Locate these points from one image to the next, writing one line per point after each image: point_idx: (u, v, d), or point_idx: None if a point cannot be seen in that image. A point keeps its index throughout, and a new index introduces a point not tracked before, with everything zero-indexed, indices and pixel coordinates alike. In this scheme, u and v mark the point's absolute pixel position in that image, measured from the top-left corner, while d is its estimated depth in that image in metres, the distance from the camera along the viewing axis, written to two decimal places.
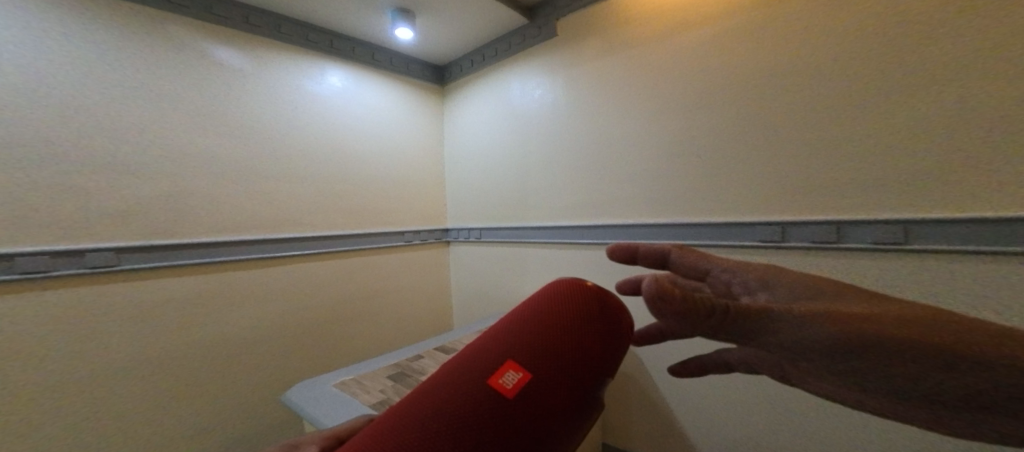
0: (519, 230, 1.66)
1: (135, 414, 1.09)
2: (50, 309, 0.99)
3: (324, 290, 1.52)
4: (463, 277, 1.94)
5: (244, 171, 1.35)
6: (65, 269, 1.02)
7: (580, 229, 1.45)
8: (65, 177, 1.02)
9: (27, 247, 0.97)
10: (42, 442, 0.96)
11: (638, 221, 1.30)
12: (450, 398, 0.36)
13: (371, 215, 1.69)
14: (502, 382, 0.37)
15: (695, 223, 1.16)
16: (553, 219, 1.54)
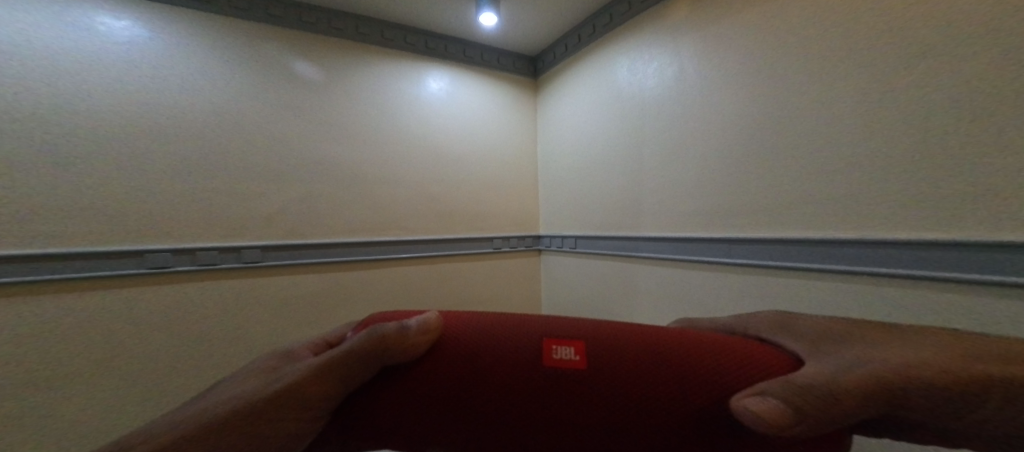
0: (625, 241, 1.41)
1: None
2: (200, 295, 1.18)
3: (417, 294, 1.52)
4: (558, 290, 1.76)
5: (348, 179, 1.41)
6: (228, 262, 1.23)
7: (705, 244, 1.14)
8: (206, 185, 1.20)
9: (204, 243, 1.19)
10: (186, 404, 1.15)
11: (779, 236, 0.97)
12: (499, 342, 0.37)
13: (462, 221, 1.63)
14: (557, 349, 0.36)
15: (818, 241, 0.90)
16: (668, 231, 1.25)
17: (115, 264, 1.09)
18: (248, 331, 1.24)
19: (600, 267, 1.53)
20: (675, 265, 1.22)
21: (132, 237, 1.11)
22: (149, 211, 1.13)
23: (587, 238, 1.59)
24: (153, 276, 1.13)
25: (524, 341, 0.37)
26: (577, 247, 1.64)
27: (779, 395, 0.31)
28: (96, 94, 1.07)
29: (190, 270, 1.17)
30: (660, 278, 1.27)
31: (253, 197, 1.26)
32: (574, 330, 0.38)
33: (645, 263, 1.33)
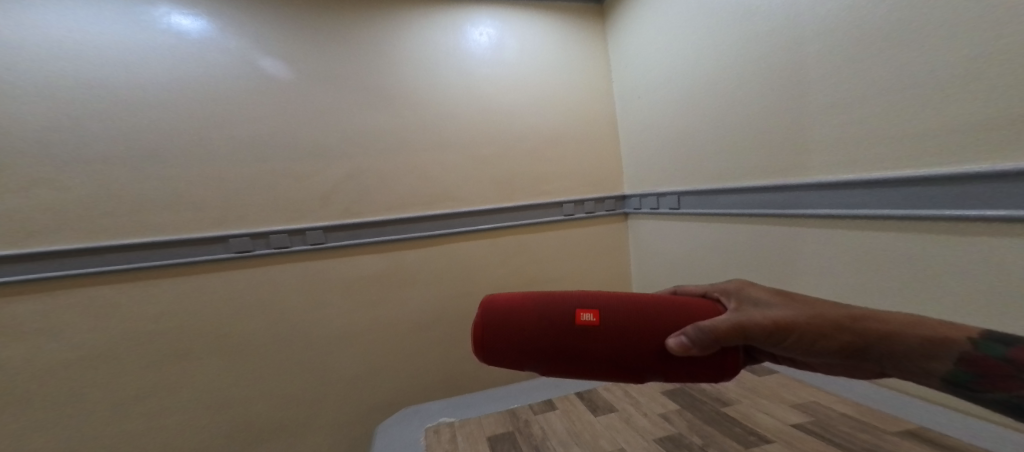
0: (773, 195, 0.96)
1: (326, 376, 1.22)
2: (273, 279, 1.19)
3: (484, 273, 1.33)
4: (654, 264, 1.40)
5: (394, 148, 1.26)
6: (299, 245, 1.21)
7: (952, 190, 0.65)
8: (262, 167, 1.17)
9: (276, 227, 1.19)
10: (270, 383, 1.18)
11: (981, 170, 0.61)
12: (534, 308, 0.34)
13: (527, 186, 1.38)
14: (583, 318, 0.33)
15: (1012, 174, 0.58)
16: (864, 173, 0.77)
17: (207, 249, 1.14)
18: (322, 315, 1.22)
19: (720, 234, 1.13)
20: (875, 227, 0.77)
21: (218, 224, 1.14)
22: (228, 199, 1.15)
23: (703, 198, 1.17)
24: (238, 260, 1.16)
25: (554, 312, 0.34)
26: (680, 207, 1.26)
27: (696, 338, 0.33)
28: (161, 87, 1.09)
29: (268, 254, 1.18)
30: (844, 250, 0.83)
31: (307, 176, 1.21)
32: (604, 297, 0.35)
33: (808, 224, 0.89)
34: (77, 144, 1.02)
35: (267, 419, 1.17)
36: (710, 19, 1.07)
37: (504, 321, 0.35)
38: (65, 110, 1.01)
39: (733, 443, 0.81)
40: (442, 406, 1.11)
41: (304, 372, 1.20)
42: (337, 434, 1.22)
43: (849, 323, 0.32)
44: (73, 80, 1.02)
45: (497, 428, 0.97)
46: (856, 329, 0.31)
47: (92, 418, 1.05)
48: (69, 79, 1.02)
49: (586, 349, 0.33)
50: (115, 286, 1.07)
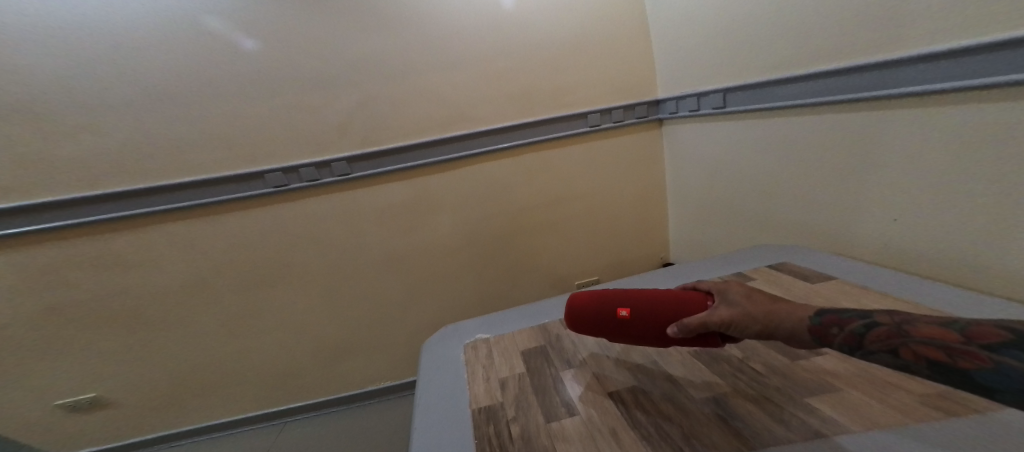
0: (854, 81, 0.76)
1: (375, 297, 1.33)
2: (311, 212, 1.25)
3: (511, 193, 1.30)
4: (694, 175, 1.28)
5: (397, 73, 1.17)
6: (327, 177, 1.23)
7: None
8: (275, 103, 1.15)
9: (303, 160, 1.20)
10: (328, 304, 1.31)
11: None
12: (594, 305, 0.64)
13: (547, 98, 1.24)
14: (622, 313, 0.62)
15: None
16: (991, 37, 0.56)
17: (249, 185, 1.20)
18: (360, 242, 1.28)
19: (774, 138, 0.97)
20: (993, 103, 0.58)
21: (249, 161, 1.18)
22: (253, 136, 1.16)
23: (760, 94, 0.98)
24: (277, 194, 1.22)
25: (606, 308, 0.63)
26: (726, 105, 1.09)
27: (681, 331, 0.56)
28: (151, 29, 1.04)
29: (302, 187, 1.22)
30: (946, 140, 0.65)
31: (318, 107, 1.17)
32: (635, 299, 0.62)
33: (897, 111, 0.71)
34: (101, 101, 1.06)
35: (333, 331, 1.33)
36: None
37: (578, 311, 0.66)
38: (75, 69, 1.02)
39: (778, 357, 0.78)
40: (476, 321, 1.15)
41: (354, 294, 1.32)
42: (394, 342, 1.38)
43: (764, 319, 0.51)
44: (71, 36, 1.01)
45: (530, 343, 1.01)
46: (769, 321, 0.51)
47: (194, 336, 1.26)
48: (66, 32, 1.00)
49: (625, 329, 0.62)
50: (180, 226, 1.18)
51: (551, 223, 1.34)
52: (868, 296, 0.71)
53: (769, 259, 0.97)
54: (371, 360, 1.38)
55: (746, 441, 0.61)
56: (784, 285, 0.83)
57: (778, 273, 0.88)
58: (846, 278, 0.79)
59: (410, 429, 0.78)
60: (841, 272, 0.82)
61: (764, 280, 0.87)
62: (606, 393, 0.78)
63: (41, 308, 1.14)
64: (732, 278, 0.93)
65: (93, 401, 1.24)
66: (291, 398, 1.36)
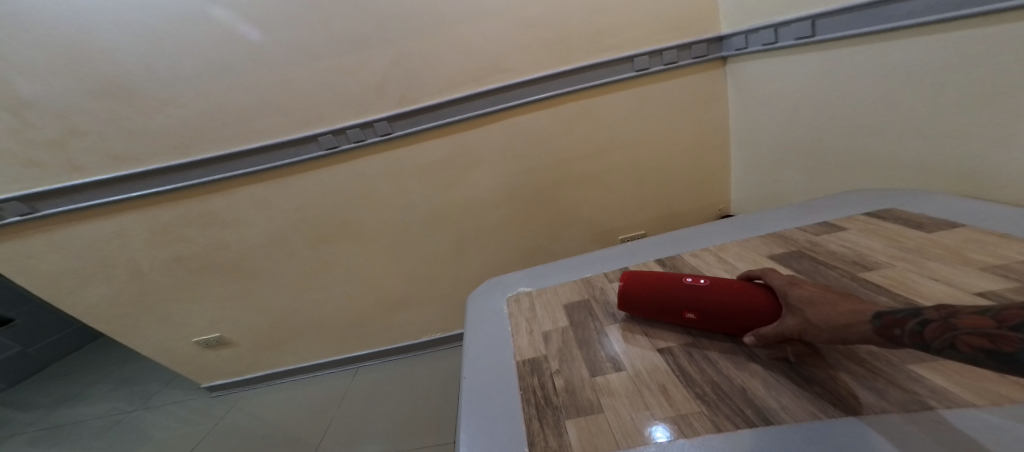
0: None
1: (430, 250, 1.41)
2: (363, 174, 1.31)
3: (555, 143, 1.24)
4: (769, 112, 1.11)
5: (426, 26, 1.10)
6: (372, 137, 1.26)
7: None
8: (316, 70, 1.16)
9: (350, 121, 1.23)
10: (390, 255, 1.42)
11: None
12: (659, 309, 0.79)
13: (592, 38, 1.11)
14: (686, 315, 0.76)
15: None
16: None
17: (305, 149, 1.27)
18: (411, 200, 1.34)
19: (880, 69, 0.81)
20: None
21: (306, 124, 1.23)
22: (306, 99, 1.20)
23: (866, 12, 0.79)
24: (331, 156, 1.28)
25: (672, 311, 0.77)
26: (814, 34, 0.91)
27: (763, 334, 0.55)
28: (192, 18, 1.08)
29: (353, 148, 1.27)
30: None
31: (355, 67, 1.16)
32: (696, 306, 0.74)
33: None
34: (166, 91, 1.15)
35: (403, 277, 1.46)
36: None
37: (647, 309, 0.81)
38: (140, 69, 1.12)
39: None
40: (520, 273, 1.14)
41: (412, 248, 1.41)
42: (458, 288, 1.48)
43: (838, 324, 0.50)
44: (129, 36, 1.09)
45: (574, 296, 0.98)
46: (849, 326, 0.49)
47: (283, 286, 1.46)
48: (123, 34, 1.08)
49: (694, 323, 0.77)
50: (253, 193, 1.32)
51: (606, 171, 1.28)
52: (1012, 245, 0.61)
53: (867, 205, 0.85)
54: (438, 303, 1.51)
55: (814, 406, 0.57)
56: (888, 235, 0.73)
57: (880, 221, 0.78)
58: (980, 222, 0.68)
59: (461, 377, 0.85)
60: (970, 216, 0.70)
61: (860, 230, 0.78)
62: (656, 350, 0.77)
63: (169, 259, 1.38)
64: (817, 228, 0.84)
65: (219, 340, 1.53)
66: (372, 337, 1.56)
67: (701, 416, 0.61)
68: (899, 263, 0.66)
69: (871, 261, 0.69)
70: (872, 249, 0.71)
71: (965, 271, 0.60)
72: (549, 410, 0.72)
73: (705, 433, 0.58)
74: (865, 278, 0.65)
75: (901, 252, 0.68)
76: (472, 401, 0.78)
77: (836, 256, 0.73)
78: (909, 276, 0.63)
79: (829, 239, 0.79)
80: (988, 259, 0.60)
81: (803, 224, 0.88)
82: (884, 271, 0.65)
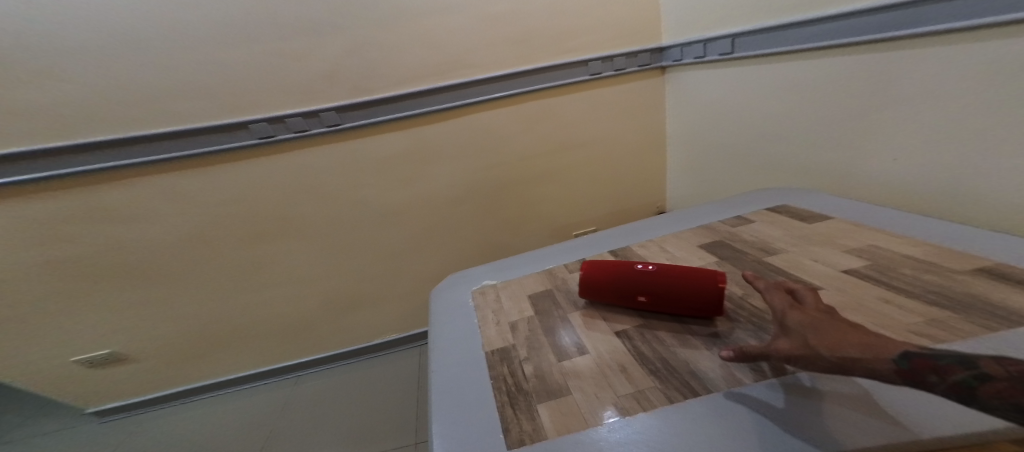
0: (869, 21, 0.75)
1: (378, 248, 1.36)
2: (305, 167, 1.23)
3: (508, 141, 1.29)
4: (699, 118, 1.28)
5: (383, 17, 1.10)
6: (317, 128, 1.19)
7: None
8: (257, 52, 1.09)
9: (289, 109, 1.16)
10: (333, 254, 1.34)
11: None
12: (616, 293, 0.86)
13: (548, 40, 1.20)
14: (640, 298, 0.83)
15: None
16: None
17: (233, 136, 1.16)
18: (359, 195, 1.29)
19: (784, 83, 0.98)
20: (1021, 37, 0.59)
21: (235, 109, 1.13)
22: (240, 81, 1.11)
23: (773, 35, 0.96)
24: (265, 146, 1.18)
25: (627, 294, 0.85)
26: (734, 51, 1.08)
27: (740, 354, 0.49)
28: None
29: (291, 138, 1.19)
30: (966, 79, 0.66)
31: (300, 53, 1.11)
32: (648, 288, 0.82)
33: (917, 47, 0.71)
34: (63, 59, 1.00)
35: (348, 278, 1.39)
36: None
37: (606, 294, 0.88)
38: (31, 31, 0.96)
39: None
40: (484, 267, 1.14)
41: (360, 247, 1.35)
42: (409, 287, 1.44)
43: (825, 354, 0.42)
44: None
45: (537, 287, 1.02)
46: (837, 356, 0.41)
47: (203, 289, 1.30)
48: None
49: (648, 306, 0.83)
50: (171, 183, 1.17)
51: (555, 171, 1.35)
52: (859, 230, 0.78)
53: (772, 200, 1.01)
54: (389, 303, 1.45)
55: (767, 366, 0.59)
56: (784, 225, 0.89)
57: (777, 214, 0.94)
58: (842, 216, 0.84)
59: (429, 369, 0.84)
60: (840, 210, 0.87)
61: (765, 222, 0.93)
62: (614, 335, 0.80)
63: (50, 258, 1.16)
64: (732, 221, 0.98)
65: (112, 355, 1.31)
66: (314, 344, 1.45)
67: (656, 390, 0.63)
68: (792, 248, 0.80)
69: (774, 247, 0.83)
70: (773, 238, 0.86)
71: (836, 252, 0.74)
72: (521, 393, 0.72)
73: (667, 405, 0.59)
74: (766, 262, 0.78)
75: (794, 238, 0.83)
76: (442, 390, 0.77)
77: (748, 244, 0.87)
78: (796, 258, 0.76)
79: (743, 229, 0.93)
80: (852, 244, 0.75)
81: (725, 217, 1.02)
82: (782, 255, 0.79)
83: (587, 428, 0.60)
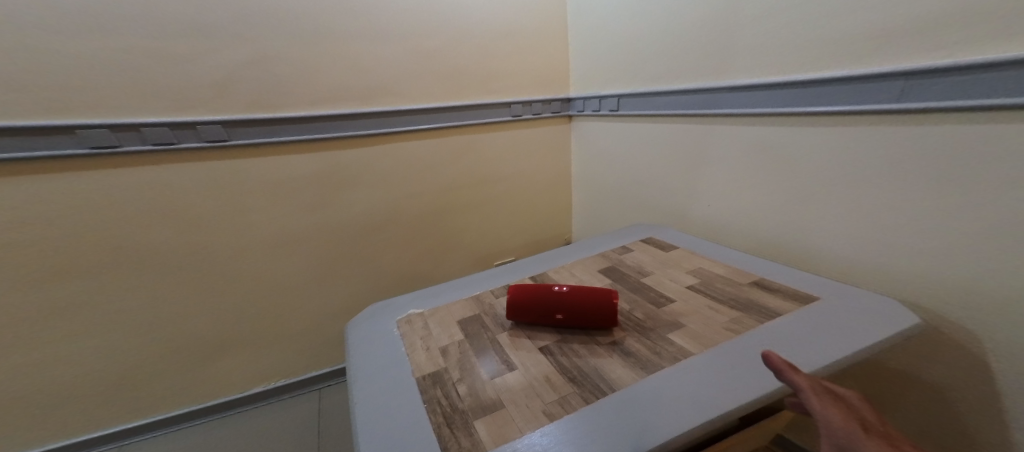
0: (690, 97, 1.16)
1: (243, 279, 1.28)
2: (156, 182, 1.11)
3: (419, 172, 1.41)
4: (597, 160, 1.60)
5: (312, 34, 1.15)
6: (186, 141, 1.11)
7: (847, 89, 0.82)
8: (138, 48, 1.00)
9: (149, 118, 1.06)
10: (181, 286, 1.20)
11: (861, 71, 0.79)
12: (532, 313, 0.80)
13: (473, 83, 1.40)
14: (556, 317, 0.79)
15: (847, 77, 0.81)
16: (759, 76, 0.98)
17: (54, 141, 0.98)
18: (237, 216, 1.22)
19: (654, 132, 1.31)
20: (768, 123, 0.98)
21: (67, 109, 0.98)
22: (112, 81, 1.00)
23: (637, 97, 1.34)
24: (105, 156, 1.04)
25: (543, 314, 0.80)
26: (619, 109, 1.42)
27: None
28: None
29: (144, 150, 1.07)
30: (743, 138, 1.05)
31: (192, 58, 1.06)
32: (565, 305, 0.79)
33: (732, 119, 1.07)
34: None
35: (201, 312, 1.25)
36: None
37: (520, 314, 0.81)
38: None
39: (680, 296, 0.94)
40: (408, 295, 0.99)
41: (224, 276, 1.25)
42: (292, 316, 1.38)
43: None
44: None
45: (467, 310, 0.91)
46: None
47: None
48: None
49: (562, 325, 0.80)
50: None
51: (456, 203, 1.50)
52: (694, 258, 1.05)
53: (650, 230, 1.25)
54: (255, 344, 1.35)
55: (654, 365, 0.70)
56: (652, 252, 1.10)
57: (646, 244, 1.16)
58: (681, 245, 1.12)
59: (350, 402, 0.68)
60: (687, 242, 1.14)
61: (640, 249, 1.13)
62: (541, 349, 0.77)
63: None
64: (618, 248, 1.15)
65: None
66: (145, 396, 1.23)
67: (576, 395, 0.65)
68: (658, 271, 1.00)
69: (646, 269, 1.02)
70: (644, 262, 1.06)
71: (682, 274, 0.98)
72: (457, 414, 0.64)
73: (585, 407, 0.63)
74: (642, 281, 0.96)
75: (659, 262, 1.05)
76: (371, 425, 0.63)
77: (629, 267, 1.04)
78: (660, 279, 0.97)
79: (628, 256, 1.10)
80: (691, 266, 1.01)
81: (618, 243, 1.19)
82: (652, 276, 0.99)
83: (523, 437, 0.59)
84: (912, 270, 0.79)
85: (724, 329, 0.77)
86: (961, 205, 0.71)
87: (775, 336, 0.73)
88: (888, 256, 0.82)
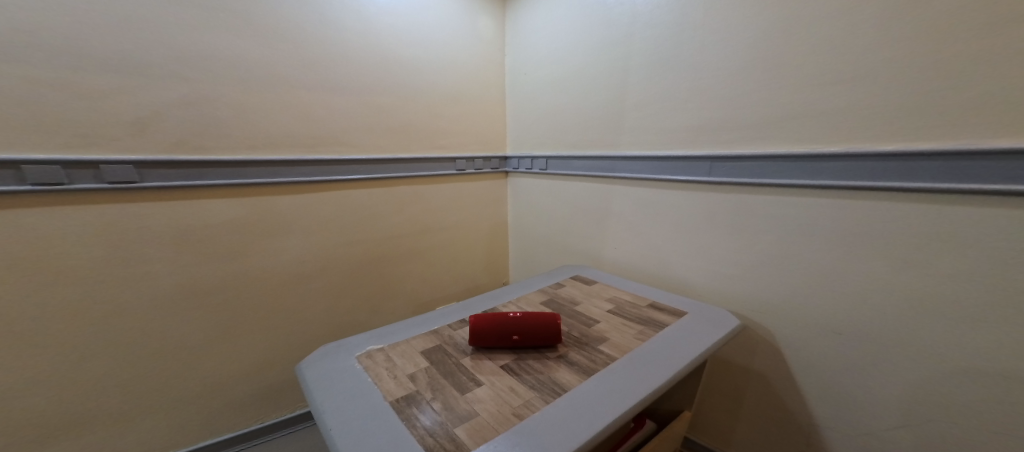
0: (595, 164, 1.49)
1: (128, 338, 1.10)
2: (31, 226, 0.95)
3: (355, 218, 1.45)
4: (530, 210, 1.84)
5: (262, 83, 1.19)
6: (83, 182, 0.99)
7: (689, 164, 1.22)
8: (44, 80, 0.92)
9: (36, 155, 0.93)
10: (40, 350, 1.00)
11: (702, 153, 1.18)
12: (490, 337, 0.91)
13: (419, 139, 1.55)
14: (512, 338, 0.92)
15: (690, 156, 1.20)
16: (641, 151, 1.34)
17: None
18: (134, 265, 1.08)
19: (570, 188, 1.62)
20: (649, 186, 1.33)
21: None
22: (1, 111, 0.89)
23: (559, 160, 1.64)
24: None
25: (501, 337, 0.91)
26: (547, 168, 1.70)
27: None
28: None
29: (21, 191, 0.93)
30: (631, 195, 1.39)
31: (113, 95, 1.00)
32: (519, 327, 0.92)
33: (627, 183, 1.40)
34: None
35: (61, 381, 1.03)
36: (581, 37, 1.46)
37: (479, 338, 0.91)
38: None
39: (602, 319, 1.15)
40: (364, 333, 1.00)
41: (103, 335, 1.07)
42: (191, 378, 1.21)
43: None
44: None
45: (427, 343, 0.97)
46: None
47: None
48: None
49: (517, 345, 0.93)
50: None
51: (390, 249, 1.55)
52: (608, 289, 1.29)
53: (575, 269, 1.49)
54: (133, 415, 1.14)
55: (595, 369, 0.87)
56: (579, 286, 1.32)
57: (572, 280, 1.38)
58: (600, 279, 1.37)
59: (323, 431, 0.70)
60: (604, 277, 1.39)
61: (570, 284, 1.34)
62: (501, 366, 0.88)
63: None
64: (552, 284, 1.35)
65: None
66: None
67: (537, 398, 0.78)
68: (584, 300, 1.22)
69: (576, 299, 1.23)
70: (573, 294, 1.26)
71: (602, 300, 1.21)
72: (436, 425, 0.71)
73: (546, 406, 0.76)
74: (574, 309, 1.16)
75: (585, 293, 1.26)
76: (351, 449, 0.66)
77: (563, 298, 1.23)
78: (587, 306, 1.18)
79: (563, 290, 1.30)
80: (607, 294, 1.25)
81: (552, 280, 1.39)
82: (581, 304, 1.19)
83: (499, 435, 0.69)
84: (752, 289, 1.14)
85: (636, 338, 0.99)
86: (764, 241, 1.10)
87: (668, 341, 0.98)
88: (737, 279, 1.17)
